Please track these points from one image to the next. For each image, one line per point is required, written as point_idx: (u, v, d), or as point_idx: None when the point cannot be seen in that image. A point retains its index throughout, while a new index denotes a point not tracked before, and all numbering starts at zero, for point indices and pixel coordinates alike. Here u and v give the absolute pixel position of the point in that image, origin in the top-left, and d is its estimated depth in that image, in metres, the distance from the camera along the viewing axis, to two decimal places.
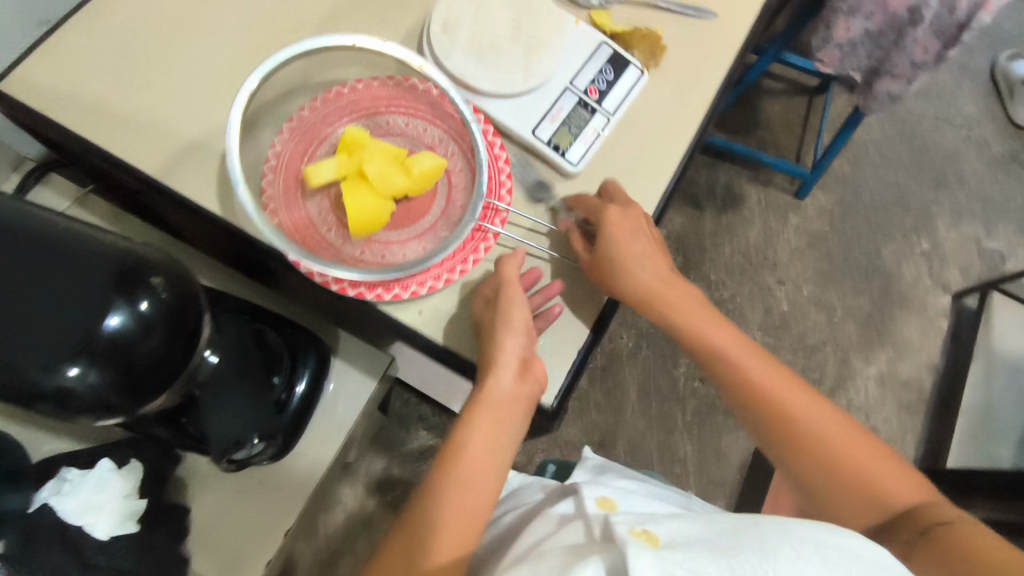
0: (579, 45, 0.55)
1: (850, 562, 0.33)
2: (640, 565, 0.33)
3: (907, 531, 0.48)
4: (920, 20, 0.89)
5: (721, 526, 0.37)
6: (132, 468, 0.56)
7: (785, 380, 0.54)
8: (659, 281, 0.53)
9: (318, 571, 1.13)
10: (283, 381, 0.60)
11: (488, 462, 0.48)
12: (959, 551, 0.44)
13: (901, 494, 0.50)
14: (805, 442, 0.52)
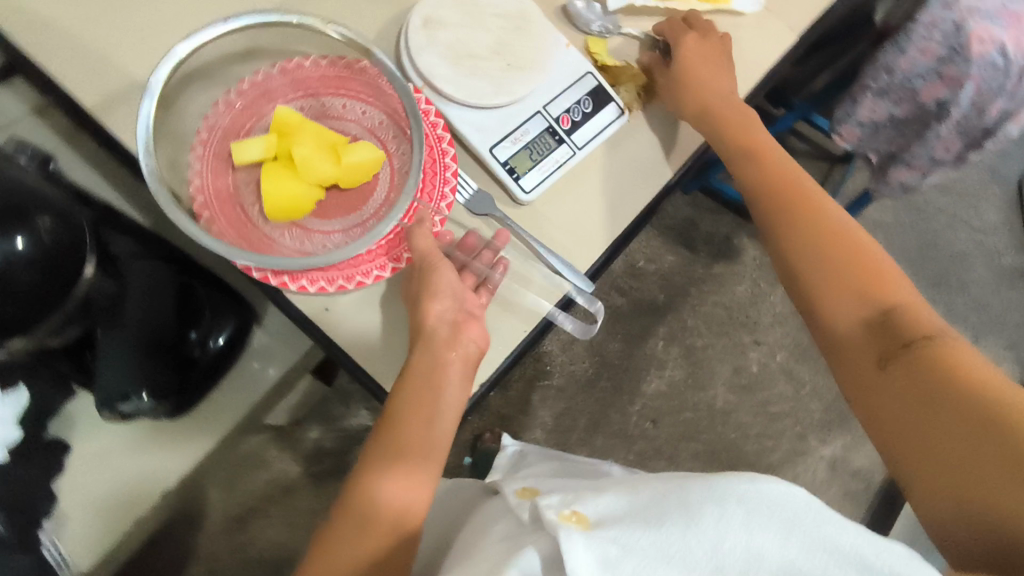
0: (560, 72, 0.52)
1: (769, 502, 0.36)
2: (571, 549, 0.36)
3: (892, 349, 0.48)
4: (946, 116, 0.86)
5: (642, 494, 0.40)
6: (17, 395, 0.59)
7: (799, 185, 0.55)
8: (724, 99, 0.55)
9: (228, 523, 1.13)
10: (198, 335, 0.60)
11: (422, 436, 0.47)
12: (933, 368, 0.44)
13: (899, 297, 0.50)
14: (804, 238, 0.53)
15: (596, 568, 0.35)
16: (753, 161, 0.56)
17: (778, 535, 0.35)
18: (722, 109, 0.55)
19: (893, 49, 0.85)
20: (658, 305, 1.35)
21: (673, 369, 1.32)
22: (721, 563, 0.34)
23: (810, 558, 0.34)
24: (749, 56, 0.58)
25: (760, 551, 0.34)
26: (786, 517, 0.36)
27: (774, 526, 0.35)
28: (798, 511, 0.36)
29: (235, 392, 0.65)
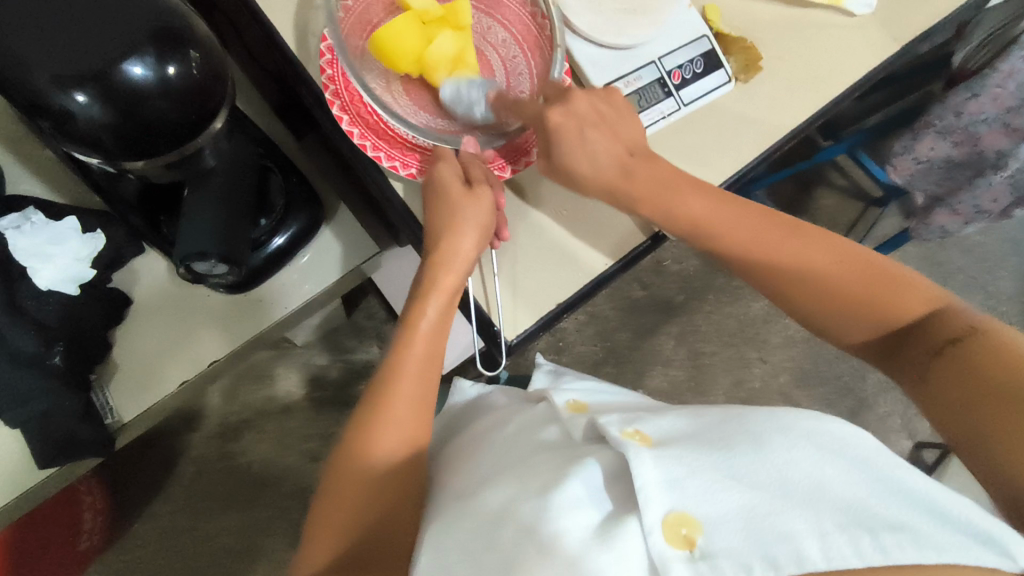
0: (678, 28, 0.56)
1: (841, 444, 0.41)
2: (643, 465, 0.39)
3: (920, 358, 0.45)
4: (1003, 167, 0.89)
5: (704, 421, 0.45)
6: (93, 237, 0.56)
7: (771, 221, 0.51)
8: (659, 188, 0.51)
9: (223, 429, 1.14)
10: (268, 225, 0.60)
11: (426, 363, 0.50)
12: (974, 370, 0.41)
13: (912, 299, 0.47)
14: (800, 275, 0.49)
15: (662, 485, 0.38)
16: (715, 235, 0.51)
17: (849, 469, 0.39)
18: (670, 201, 0.52)
19: (965, 92, 0.88)
20: (675, 304, 1.36)
21: (678, 369, 1.34)
22: (790, 485, 0.38)
23: (877, 495, 0.37)
24: (848, 55, 0.59)
25: (827, 482, 0.38)
26: (853, 457, 0.40)
27: (843, 465, 0.39)
28: (867, 457, 0.40)
29: (285, 289, 0.64)
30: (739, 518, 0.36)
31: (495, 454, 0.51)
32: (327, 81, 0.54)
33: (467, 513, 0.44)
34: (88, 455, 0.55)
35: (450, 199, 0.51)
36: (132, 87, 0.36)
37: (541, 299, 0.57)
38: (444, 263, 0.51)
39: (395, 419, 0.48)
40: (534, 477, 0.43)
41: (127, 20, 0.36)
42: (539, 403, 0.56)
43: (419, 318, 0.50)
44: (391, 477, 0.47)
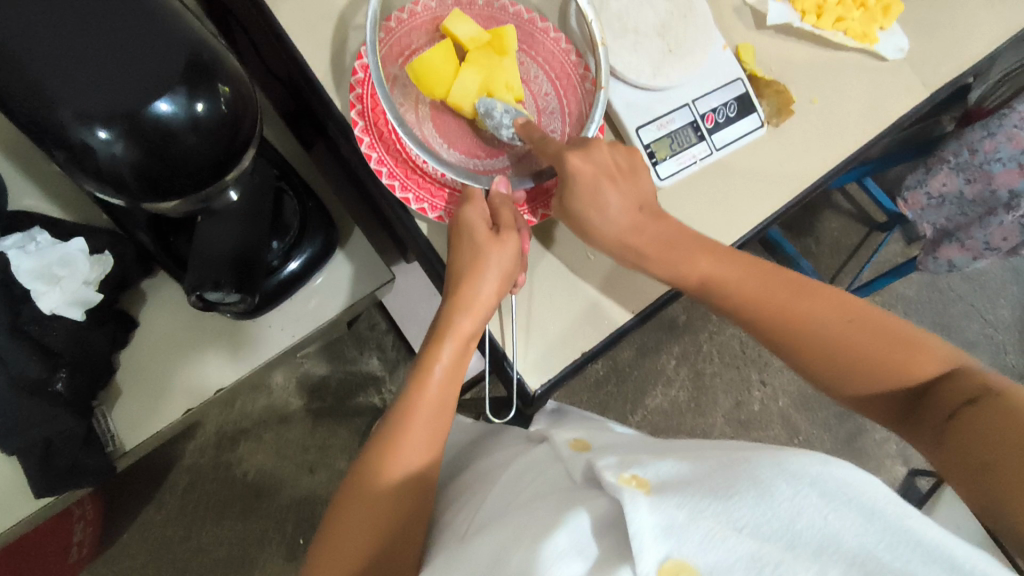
0: (714, 71, 0.57)
1: (847, 489, 0.35)
2: (638, 512, 0.36)
3: (935, 422, 0.44)
4: (1015, 207, 0.89)
5: (707, 464, 0.41)
6: (101, 259, 0.54)
7: (782, 279, 0.51)
8: (665, 246, 0.52)
9: (218, 438, 1.12)
10: (282, 248, 0.58)
11: (440, 409, 0.48)
12: (989, 434, 0.40)
13: (926, 360, 0.47)
14: (813, 336, 0.49)
15: (657, 531, 0.35)
16: (723, 291, 0.52)
17: (857, 519, 0.34)
18: (676, 258, 0.52)
19: (981, 131, 0.89)
20: (678, 324, 1.36)
21: (679, 389, 1.34)
22: (797, 536, 0.34)
23: (887, 548, 0.33)
24: (868, 105, 0.59)
25: (837, 532, 0.33)
26: (867, 504, 0.34)
27: (850, 514, 0.34)
28: (876, 502, 0.35)
29: (293, 315, 0.63)
30: (741, 571, 0.33)
31: (499, 493, 0.48)
32: (356, 117, 0.53)
33: (463, 559, 0.42)
34: (89, 483, 0.55)
35: (474, 242, 0.50)
36: (158, 124, 0.35)
37: (561, 346, 0.56)
38: (462, 303, 0.49)
39: (402, 462, 0.46)
40: (526, 529, 0.40)
41: (155, 56, 0.35)
42: (539, 445, 0.53)
43: (434, 362, 0.48)
44: (391, 520, 0.45)
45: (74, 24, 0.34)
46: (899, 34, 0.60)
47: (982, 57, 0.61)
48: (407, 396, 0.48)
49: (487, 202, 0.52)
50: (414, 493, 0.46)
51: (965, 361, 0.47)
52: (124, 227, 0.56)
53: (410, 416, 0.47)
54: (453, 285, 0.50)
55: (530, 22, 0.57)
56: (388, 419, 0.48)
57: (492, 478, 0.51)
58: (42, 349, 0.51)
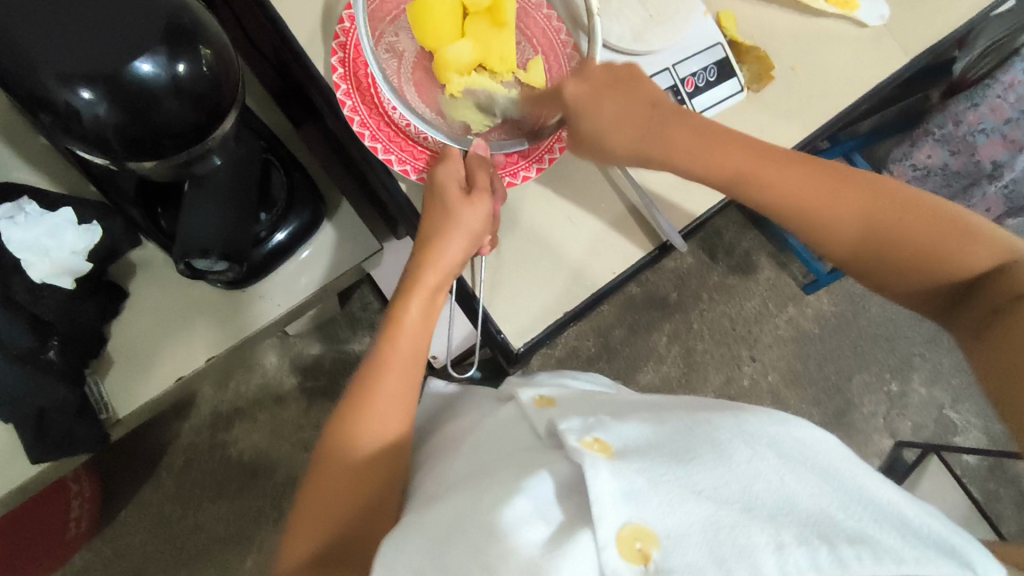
0: (695, 36, 0.57)
1: (804, 450, 0.40)
2: (599, 478, 0.37)
3: (977, 317, 0.44)
4: (998, 177, 0.91)
5: (667, 427, 0.43)
6: (89, 228, 0.54)
7: (809, 165, 0.47)
8: (695, 145, 0.49)
9: (214, 418, 1.13)
10: (269, 220, 0.58)
11: (410, 365, 0.49)
12: (1022, 337, 0.41)
13: (978, 253, 0.44)
14: (850, 232, 0.46)
15: (618, 496, 0.36)
16: (761, 182, 0.47)
17: (812, 480, 0.38)
18: (713, 157, 0.48)
19: (965, 102, 0.89)
20: (669, 302, 1.37)
21: (670, 366, 1.35)
22: (754, 499, 0.36)
23: (841, 504, 0.36)
24: (850, 71, 0.60)
25: (794, 496, 0.36)
26: (820, 467, 0.39)
27: (809, 475, 0.38)
28: (830, 462, 0.40)
29: (281, 286, 0.64)
30: (698, 533, 0.35)
31: (464, 457, 0.49)
32: (339, 82, 0.54)
33: (423, 520, 0.42)
34: (83, 452, 0.55)
35: (443, 200, 0.50)
36: (138, 85, 0.35)
37: (545, 308, 0.57)
38: (429, 260, 0.49)
39: (379, 417, 0.47)
40: (486, 487, 0.41)
41: (134, 15, 0.35)
42: (507, 404, 0.53)
43: (404, 319, 0.49)
44: (373, 471, 0.46)
45: None
46: (880, 1, 0.61)
47: (962, 23, 0.62)
48: (376, 352, 0.49)
49: (464, 162, 0.52)
50: (393, 448, 0.47)
51: (1018, 248, 0.45)
52: (108, 198, 0.56)
53: (379, 367, 0.48)
54: (422, 245, 0.51)
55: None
56: (360, 373, 0.48)
57: (461, 439, 0.52)
58: (31, 319, 0.52)
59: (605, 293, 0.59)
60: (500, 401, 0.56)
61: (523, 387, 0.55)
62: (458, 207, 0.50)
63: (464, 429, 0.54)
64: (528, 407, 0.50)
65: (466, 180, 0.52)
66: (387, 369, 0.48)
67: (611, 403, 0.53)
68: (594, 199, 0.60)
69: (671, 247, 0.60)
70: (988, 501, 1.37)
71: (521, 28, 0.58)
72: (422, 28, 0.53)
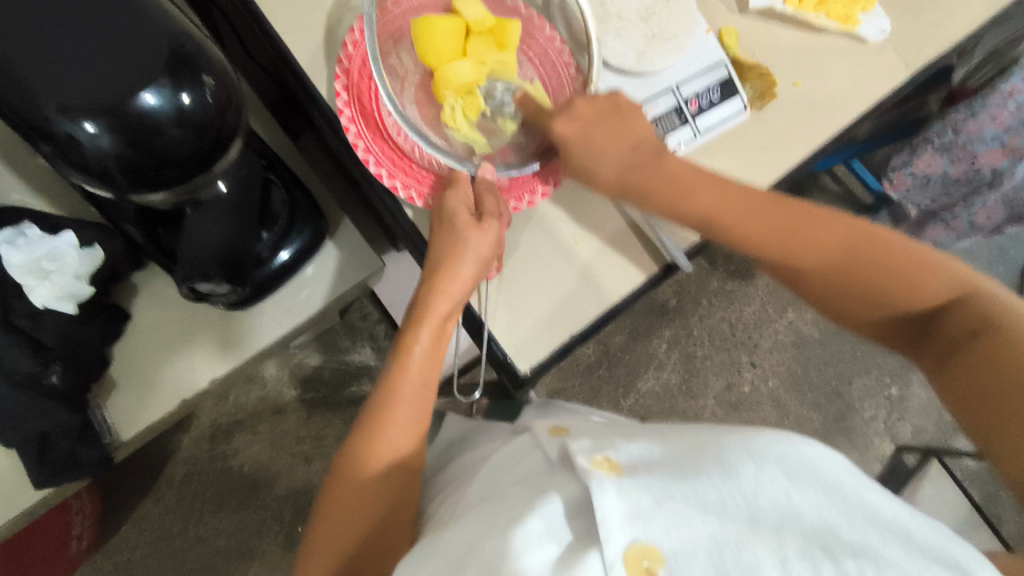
0: (698, 54, 0.57)
1: (811, 468, 0.40)
2: (605, 498, 0.37)
3: (941, 348, 0.45)
4: (997, 186, 0.92)
5: (675, 448, 0.43)
6: (92, 252, 0.54)
7: (774, 205, 0.50)
8: (663, 182, 0.52)
9: (214, 430, 1.13)
10: (271, 239, 0.58)
11: (419, 389, 0.48)
12: (985, 366, 0.42)
13: (934, 284, 0.47)
14: (815, 264, 0.49)
15: (623, 518, 0.36)
16: (730, 224, 0.50)
17: (817, 497, 0.38)
18: (677, 199, 0.51)
19: (964, 111, 0.88)
20: (669, 308, 1.37)
21: (670, 372, 1.35)
22: (758, 512, 0.37)
23: (845, 518, 0.38)
24: (852, 87, 0.60)
25: (798, 509, 0.37)
26: (827, 481, 0.40)
27: (813, 490, 0.39)
28: (836, 477, 0.40)
29: (282, 307, 0.63)
30: (704, 555, 0.35)
31: (479, 484, 0.49)
32: (342, 105, 0.53)
33: (438, 548, 0.42)
34: (87, 476, 0.55)
35: (453, 224, 0.50)
36: (141, 116, 0.35)
37: (549, 330, 0.57)
38: (439, 285, 0.49)
39: (387, 442, 0.47)
40: (500, 516, 0.41)
41: (136, 46, 0.35)
42: (523, 434, 0.54)
43: (413, 344, 0.49)
44: (382, 496, 0.46)
45: (59, 15, 0.34)
46: (882, 16, 0.61)
47: (962, 38, 0.62)
48: (388, 376, 0.49)
49: (474, 185, 0.53)
50: (401, 473, 0.47)
51: (971, 280, 0.47)
52: (110, 221, 0.55)
53: (393, 395, 0.48)
54: (431, 268, 0.51)
55: (514, 7, 0.57)
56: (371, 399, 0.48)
57: (477, 467, 0.53)
58: (33, 345, 0.51)
59: (610, 316, 0.59)
60: (513, 432, 0.57)
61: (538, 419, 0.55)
62: (467, 232, 0.50)
63: (478, 461, 0.54)
64: (542, 436, 0.50)
65: (475, 206, 0.52)
66: (395, 395, 0.48)
67: (619, 427, 0.53)
68: (599, 221, 0.60)
69: (676, 267, 0.59)
70: (988, 504, 1.37)
71: (523, 48, 0.58)
72: (422, 43, 0.54)
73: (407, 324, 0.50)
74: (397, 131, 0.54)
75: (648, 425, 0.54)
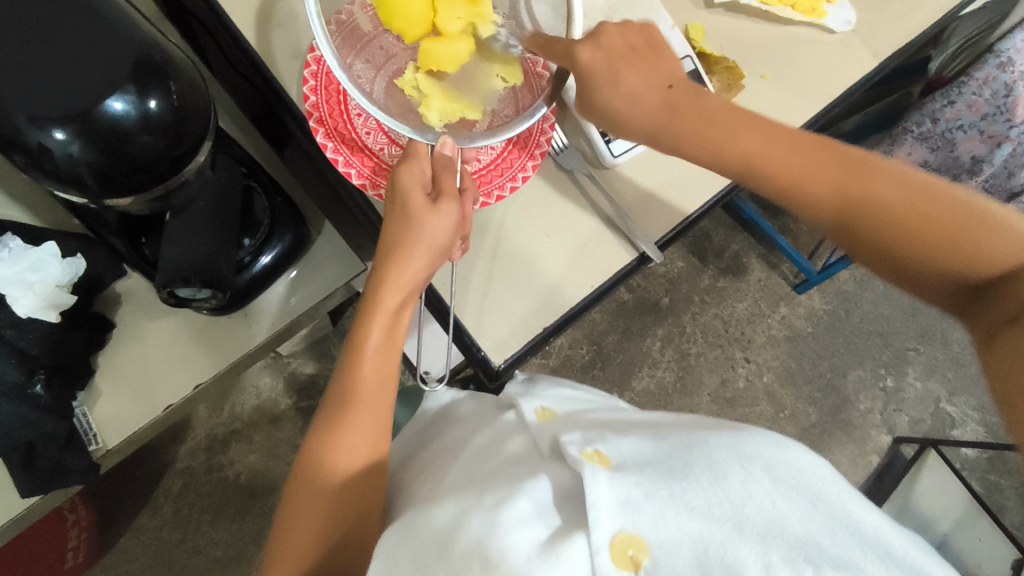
0: (663, 49, 0.58)
1: (797, 476, 0.40)
2: (598, 486, 0.38)
3: (991, 317, 0.41)
4: (978, 173, 0.90)
5: (666, 443, 0.43)
6: (75, 261, 0.55)
7: (828, 147, 0.44)
8: (684, 126, 0.46)
9: (209, 440, 1.13)
10: (253, 245, 0.59)
11: (374, 390, 0.49)
12: (1022, 359, 0.38)
13: (997, 247, 0.40)
14: (872, 196, 0.42)
15: (614, 505, 0.37)
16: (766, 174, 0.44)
17: (803, 505, 0.38)
18: (712, 134, 0.45)
19: (942, 100, 0.89)
20: (661, 306, 1.37)
21: (665, 370, 1.35)
22: (745, 517, 0.37)
23: (828, 530, 0.37)
24: (820, 77, 0.61)
25: (783, 519, 0.37)
26: (812, 491, 0.39)
27: (798, 500, 0.38)
28: (821, 489, 0.39)
29: (263, 311, 0.64)
30: (688, 547, 0.35)
31: (459, 465, 0.49)
32: (311, 108, 0.56)
33: (420, 524, 0.42)
34: (73, 484, 0.56)
35: (404, 206, 0.50)
36: (107, 124, 0.36)
37: (524, 323, 0.59)
38: (389, 279, 0.50)
39: (346, 443, 0.48)
40: (485, 489, 0.41)
41: (99, 55, 0.36)
42: (508, 413, 0.54)
43: (364, 342, 0.49)
44: (351, 494, 0.48)
45: (23, 24, 0.35)
46: (847, 6, 0.62)
47: (928, 26, 0.63)
48: (342, 379, 0.49)
49: (430, 160, 0.52)
50: (363, 474, 0.48)
51: None
52: (92, 230, 0.56)
53: (353, 397, 0.48)
54: (382, 260, 0.50)
55: None
56: (330, 401, 0.49)
57: (458, 447, 0.53)
58: (16, 354, 0.52)
59: (584, 307, 0.60)
60: (499, 409, 0.57)
61: (525, 396, 0.55)
62: (421, 214, 0.50)
63: (461, 438, 0.54)
64: (528, 419, 0.50)
65: (431, 183, 0.52)
66: (350, 396, 0.48)
67: (611, 416, 0.53)
68: (571, 213, 0.62)
69: (649, 258, 0.61)
70: (989, 493, 1.37)
71: None
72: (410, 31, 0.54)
73: (359, 320, 0.50)
74: (366, 132, 0.57)
75: (642, 414, 0.53)
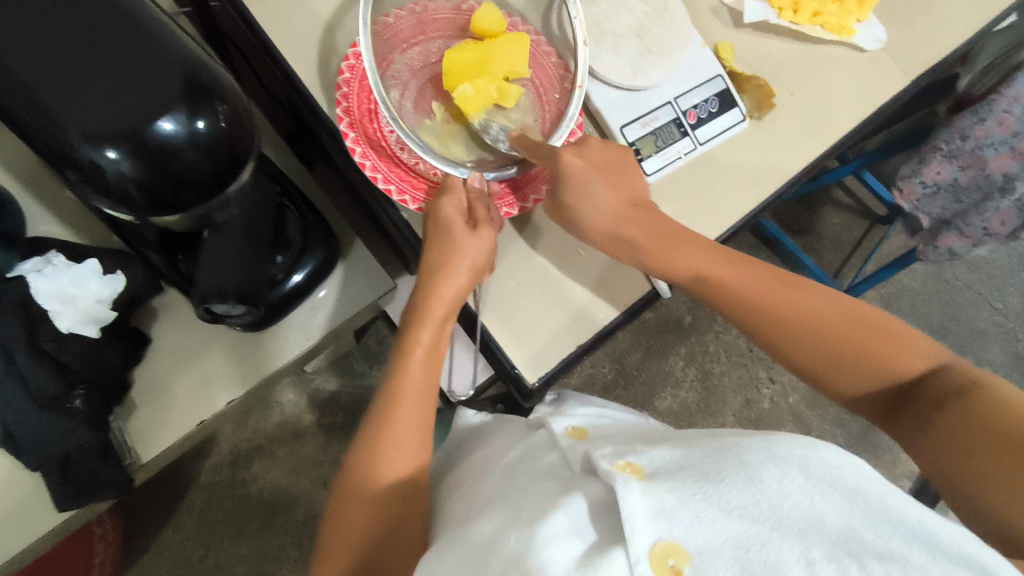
0: (694, 68, 0.59)
1: (833, 472, 0.38)
2: (630, 498, 0.37)
3: (920, 410, 0.46)
4: (1010, 190, 0.89)
5: (698, 450, 0.42)
6: (115, 278, 0.56)
7: (764, 272, 0.53)
8: (651, 236, 0.54)
9: (233, 454, 1.14)
10: (285, 262, 0.60)
11: (417, 402, 0.50)
12: (966, 423, 0.43)
13: (915, 356, 0.48)
14: (799, 327, 0.51)
15: (649, 515, 0.36)
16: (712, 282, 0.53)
17: (841, 500, 0.37)
18: (669, 253, 0.54)
19: (972, 117, 0.89)
20: (684, 325, 1.36)
21: (688, 390, 1.34)
22: (783, 516, 0.35)
23: (868, 522, 0.36)
24: (852, 94, 0.61)
25: (822, 514, 0.36)
26: (848, 486, 0.37)
27: (836, 496, 0.37)
28: (859, 483, 0.38)
29: (296, 328, 0.65)
30: (728, 550, 0.34)
31: (493, 484, 0.49)
32: (346, 130, 0.56)
33: (460, 544, 0.42)
34: (107, 495, 0.56)
35: (444, 230, 0.52)
36: (156, 142, 0.37)
37: (558, 343, 0.59)
38: (434, 292, 0.52)
39: (383, 459, 0.48)
40: (524, 509, 0.41)
41: (150, 78, 0.37)
42: (539, 430, 0.53)
43: (414, 347, 0.51)
44: (395, 501, 0.47)
45: (81, 49, 0.36)
46: (877, 25, 0.62)
47: (959, 43, 0.63)
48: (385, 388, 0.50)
49: (465, 192, 0.54)
50: (400, 493, 0.48)
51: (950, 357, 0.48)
52: (130, 246, 0.58)
53: (397, 395, 0.49)
54: (426, 276, 0.53)
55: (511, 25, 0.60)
56: (372, 412, 0.50)
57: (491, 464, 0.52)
58: (57, 369, 0.53)
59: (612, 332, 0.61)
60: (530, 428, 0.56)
61: (556, 416, 0.54)
62: (462, 235, 0.52)
63: (492, 454, 0.54)
64: (559, 438, 0.49)
65: (466, 211, 0.54)
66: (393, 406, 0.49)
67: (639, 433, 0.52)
68: None
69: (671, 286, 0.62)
70: None
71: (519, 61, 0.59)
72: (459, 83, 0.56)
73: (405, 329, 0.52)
74: (400, 147, 0.57)
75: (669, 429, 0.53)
